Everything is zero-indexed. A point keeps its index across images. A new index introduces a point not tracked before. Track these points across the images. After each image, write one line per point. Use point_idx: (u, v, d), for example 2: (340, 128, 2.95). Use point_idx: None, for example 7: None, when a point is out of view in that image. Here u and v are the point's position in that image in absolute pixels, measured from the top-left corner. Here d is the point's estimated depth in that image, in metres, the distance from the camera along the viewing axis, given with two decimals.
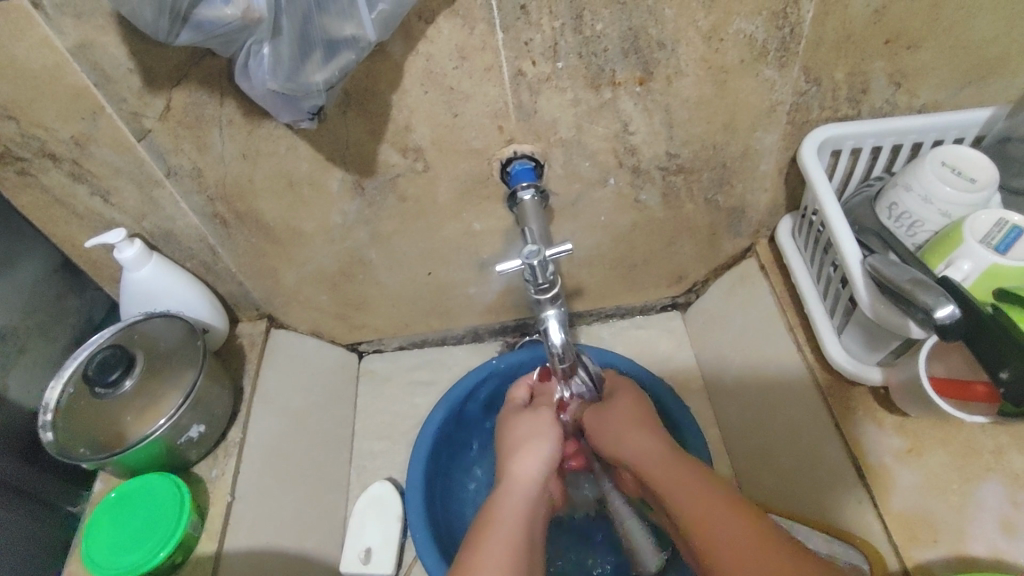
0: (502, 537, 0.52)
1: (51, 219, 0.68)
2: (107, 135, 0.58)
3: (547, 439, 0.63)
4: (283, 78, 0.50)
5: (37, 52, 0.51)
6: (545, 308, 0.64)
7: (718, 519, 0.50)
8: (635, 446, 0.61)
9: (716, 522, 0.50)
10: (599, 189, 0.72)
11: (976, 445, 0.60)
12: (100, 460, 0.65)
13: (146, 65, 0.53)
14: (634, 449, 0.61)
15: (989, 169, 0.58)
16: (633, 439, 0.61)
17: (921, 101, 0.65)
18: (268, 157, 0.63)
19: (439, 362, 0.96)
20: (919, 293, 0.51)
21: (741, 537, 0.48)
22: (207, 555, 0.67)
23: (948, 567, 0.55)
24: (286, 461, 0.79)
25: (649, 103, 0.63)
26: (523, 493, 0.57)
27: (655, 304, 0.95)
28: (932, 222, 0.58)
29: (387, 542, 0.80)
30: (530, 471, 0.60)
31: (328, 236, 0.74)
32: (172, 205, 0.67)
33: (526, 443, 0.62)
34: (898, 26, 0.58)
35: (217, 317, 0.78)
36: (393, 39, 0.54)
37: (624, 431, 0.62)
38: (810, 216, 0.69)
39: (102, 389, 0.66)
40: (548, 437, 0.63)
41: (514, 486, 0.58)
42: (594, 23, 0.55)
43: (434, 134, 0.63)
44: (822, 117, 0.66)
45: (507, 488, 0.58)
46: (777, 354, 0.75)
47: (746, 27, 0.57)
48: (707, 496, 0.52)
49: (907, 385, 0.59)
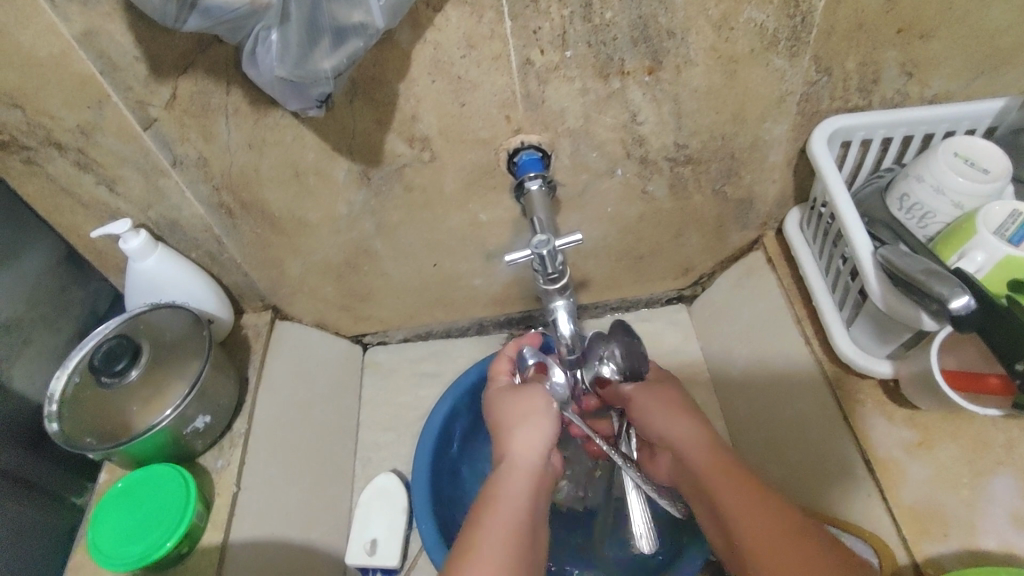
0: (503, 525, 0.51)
1: (57, 208, 0.67)
2: (113, 123, 0.58)
3: (550, 415, 0.59)
4: (290, 65, 0.49)
5: (42, 39, 0.51)
6: (553, 298, 0.63)
7: (755, 524, 0.50)
8: (679, 434, 0.60)
9: (763, 528, 0.49)
10: (606, 180, 0.72)
11: (987, 439, 0.59)
12: (105, 449, 0.64)
13: (152, 53, 0.53)
14: (679, 437, 0.60)
15: (1002, 160, 0.57)
16: (676, 429, 0.60)
17: (932, 91, 0.64)
18: (273, 147, 0.62)
19: (444, 354, 0.96)
20: (934, 284, 0.50)
21: (779, 545, 0.48)
22: (213, 547, 0.67)
23: (959, 561, 0.54)
24: (291, 452, 0.79)
25: (658, 93, 0.62)
26: (525, 473, 0.55)
27: (660, 297, 0.95)
28: (944, 213, 0.58)
29: (392, 535, 0.80)
30: (534, 448, 0.57)
31: (334, 226, 0.73)
32: (178, 195, 0.66)
33: (528, 419, 0.59)
34: (912, 14, 0.57)
35: (222, 308, 0.77)
36: (401, 28, 0.54)
37: (665, 413, 0.62)
38: (819, 208, 0.68)
39: (108, 379, 0.66)
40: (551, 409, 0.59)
41: (516, 467, 0.56)
42: (603, 12, 0.55)
43: (441, 124, 0.62)
44: (832, 107, 0.65)
45: (508, 466, 0.56)
46: (784, 347, 0.74)
47: (757, 16, 0.56)
48: (755, 501, 0.51)
49: (917, 377, 0.59)
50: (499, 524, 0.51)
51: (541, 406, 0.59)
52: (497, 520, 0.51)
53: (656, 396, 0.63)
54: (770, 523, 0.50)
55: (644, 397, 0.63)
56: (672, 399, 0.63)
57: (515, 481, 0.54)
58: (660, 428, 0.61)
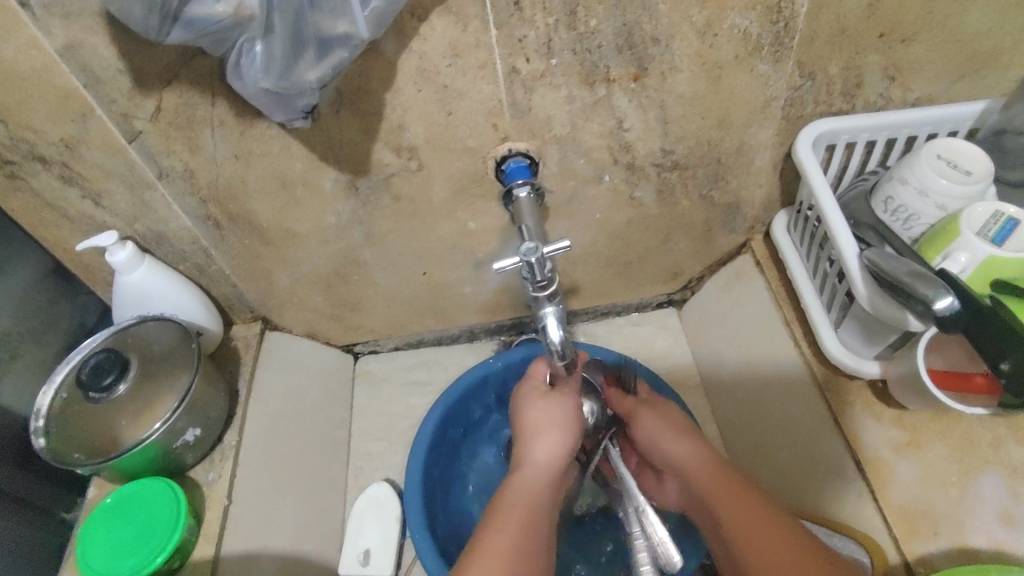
0: (515, 518, 0.52)
1: (43, 223, 0.67)
2: (98, 136, 0.58)
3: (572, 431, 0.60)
4: (275, 76, 0.49)
5: (25, 53, 0.50)
6: (542, 305, 0.63)
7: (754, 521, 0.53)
8: (682, 449, 0.63)
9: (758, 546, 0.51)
10: (594, 187, 0.72)
11: (974, 438, 0.60)
12: (95, 465, 0.64)
13: (136, 65, 0.52)
14: (681, 453, 0.63)
15: (984, 162, 0.57)
16: (682, 446, 0.63)
17: (914, 95, 0.65)
18: (261, 158, 0.62)
19: (434, 363, 0.96)
20: (919, 285, 0.50)
21: (770, 542, 0.51)
22: (206, 560, 0.67)
23: (949, 560, 0.55)
24: (281, 463, 0.78)
25: (644, 99, 0.63)
26: (538, 479, 0.56)
27: (650, 302, 0.95)
28: (927, 215, 0.58)
29: (386, 545, 0.80)
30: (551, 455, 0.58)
31: (322, 236, 0.73)
32: (165, 208, 0.66)
33: (548, 426, 0.60)
34: (892, 20, 0.58)
35: (212, 320, 0.77)
36: (386, 37, 0.53)
37: (677, 434, 0.64)
38: (806, 211, 0.69)
39: (96, 394, 0.65)
40: (570, 425, 0.60)
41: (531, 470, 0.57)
42: (588, 19, 0.55)
43: (428, 132, 0.62)
44: (816, 111, 0.66)
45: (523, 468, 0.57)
46: (773, 350, 0.75)
47: (740, 21, 0.57)
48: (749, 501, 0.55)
49: (904, 378, 0.59)
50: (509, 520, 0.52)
51: (561, 418, 0.61)
52: (506, 516, 0.52)
53: (657, 415, 0.67)
54: (766, 539, 0.51)
55: (651, 421, 0.67)
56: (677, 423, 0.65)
57: (528, 481, 0.56)
58: (675, 457, 0.63)
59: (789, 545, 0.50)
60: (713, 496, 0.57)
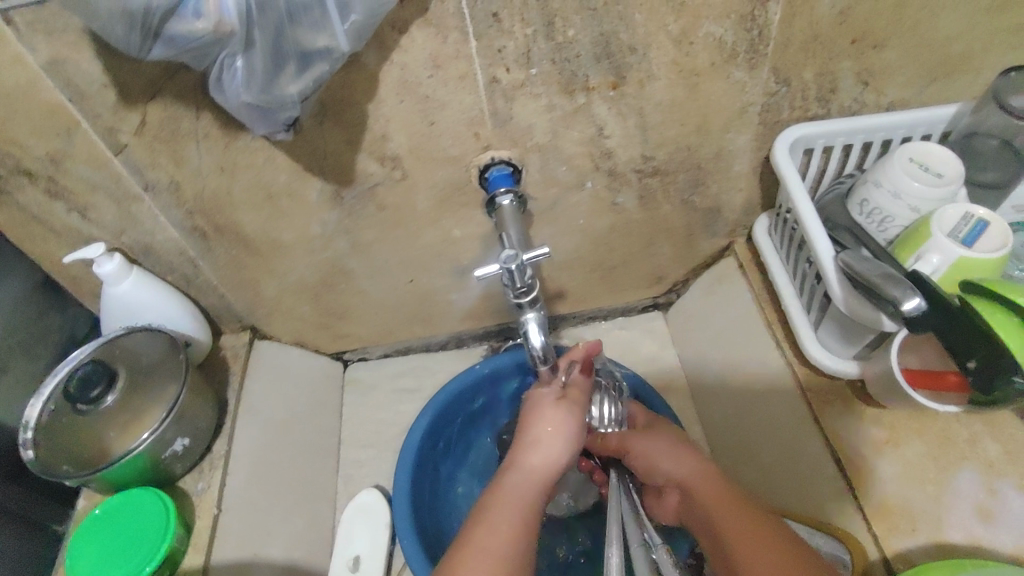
0: (507, 519, 0.53)
1: (29, 236, 0.67)
2: (83, 150, 0.58)
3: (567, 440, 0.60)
4: (256, 90, 0.49)
5: (9, 69, 0.51)
6: (524, 311, 0.65)
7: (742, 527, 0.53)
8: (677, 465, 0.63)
9: (748, 549, 0.51)
10: (576, 193, 0.73)
11: (951, 435, 0.61)
12: (83, 476, 0.65)
13: (121, 80, 0.53)
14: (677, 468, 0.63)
15: (954, 164, 0.59)
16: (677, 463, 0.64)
17: (887, 99, 0.66)
18: (245, 170, 0.63)
19: (423, 369, 0.97)
20: (888, 286, 0.52)
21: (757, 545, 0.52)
22: (195, 569, 0.67)
23: (926, 555, 0.56)
24: (270, 472, 0.78)
25: (622, 107, 0.64)
26: (532, 484, 0.56)
27: (636, 305, 0.97)
28: (901, 217, 0.59)
29: (376, 550, 0.80)
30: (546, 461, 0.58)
31: (308, 246, 0.74)
32: (151, 220, 0.67)
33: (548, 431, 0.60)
34: (864, 26, 0.59)
35: (200, 330, 0.78)
36: (367, 50, 0.54)
37: (673, 452, 0.65)
38: (784, 214, 0.70)
39: (84, 406, 0.66)
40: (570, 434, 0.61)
41: (523, 474, 0.57)
42: (565, 29, 0.56)
43: (411, 142, 0.63)
44: (792, 116, 0.67)
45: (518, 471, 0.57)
46: (755, 352, 0.76)
47: (715, 30, 0.58)
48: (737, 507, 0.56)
49: (882, 378, 0.60)
50: (499, 520, 0.53)
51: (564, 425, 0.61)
52: (498, 515, 0.53)
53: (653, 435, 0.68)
54: (755, 542, 0.52)
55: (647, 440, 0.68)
56: (669, 439, 0.67)
57: (520, 483, 0.56)
58: (668, 471, 0.64)
59: (777, 548, 0.51)
60: (710, 505, 0.57)
